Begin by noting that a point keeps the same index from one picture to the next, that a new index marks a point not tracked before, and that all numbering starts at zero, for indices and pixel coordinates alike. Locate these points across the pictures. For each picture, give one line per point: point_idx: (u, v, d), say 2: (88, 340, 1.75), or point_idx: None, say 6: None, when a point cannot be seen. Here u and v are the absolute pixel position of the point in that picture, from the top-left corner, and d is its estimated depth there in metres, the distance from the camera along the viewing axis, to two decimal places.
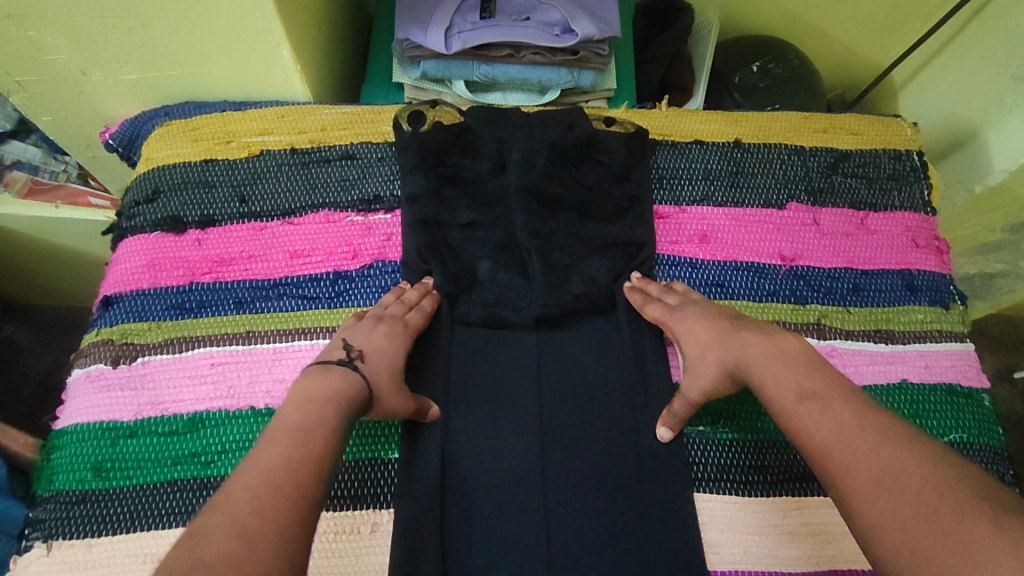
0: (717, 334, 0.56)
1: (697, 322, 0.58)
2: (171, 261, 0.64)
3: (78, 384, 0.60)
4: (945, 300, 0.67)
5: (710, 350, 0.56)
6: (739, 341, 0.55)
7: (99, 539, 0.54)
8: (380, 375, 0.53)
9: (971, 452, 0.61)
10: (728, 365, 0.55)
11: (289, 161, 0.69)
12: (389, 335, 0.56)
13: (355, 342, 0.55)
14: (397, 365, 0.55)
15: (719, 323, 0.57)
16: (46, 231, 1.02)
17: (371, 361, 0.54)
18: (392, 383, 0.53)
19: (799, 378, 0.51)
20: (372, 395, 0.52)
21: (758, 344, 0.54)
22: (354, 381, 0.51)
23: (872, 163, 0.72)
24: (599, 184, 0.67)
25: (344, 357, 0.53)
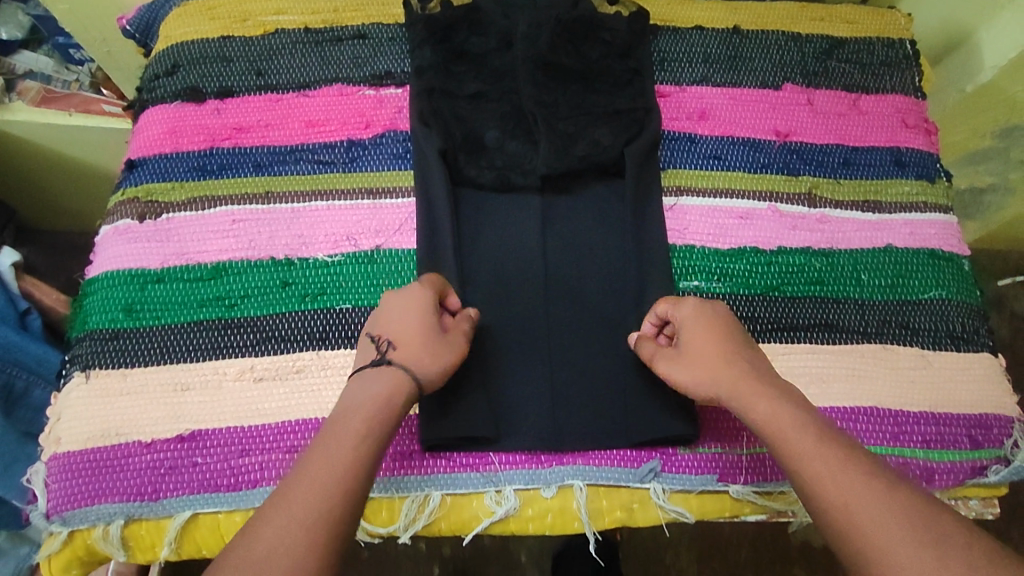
0: (724, 349, 0.52)
1: (700, 328, 0.54)
2: (192, 128, 0.67)
3: (107, 238, 0.63)
4: (932, 175, 0.70)
5: (705, 360, 0.52)
6: (745, 367, 0.51)
7: (132, 370, 0.58)
8: (417, 349, 0.51)
9: (949, 307, 0.64)
10: (722, 381, 0.51)
11: (302, 39, 0.71)
12: (409, 303, 0.53)
13: (380, 326, 0.53)
14: (429, 326, 0.52)
15: (728, 341, 0.53)
16: (61, 159, 1.05)
17: (404, 342, 0.51)
18: (430, 349, 0.52)
19: (796, 410, 0.48)
20: (419, 376, 0.50)
21: (762, 379, 0.50)
22: (387, 377, 0.49)
23: (865, 50, 0.75)
24: (603, 60, 0.70)
25: (377, 351, 0.51)
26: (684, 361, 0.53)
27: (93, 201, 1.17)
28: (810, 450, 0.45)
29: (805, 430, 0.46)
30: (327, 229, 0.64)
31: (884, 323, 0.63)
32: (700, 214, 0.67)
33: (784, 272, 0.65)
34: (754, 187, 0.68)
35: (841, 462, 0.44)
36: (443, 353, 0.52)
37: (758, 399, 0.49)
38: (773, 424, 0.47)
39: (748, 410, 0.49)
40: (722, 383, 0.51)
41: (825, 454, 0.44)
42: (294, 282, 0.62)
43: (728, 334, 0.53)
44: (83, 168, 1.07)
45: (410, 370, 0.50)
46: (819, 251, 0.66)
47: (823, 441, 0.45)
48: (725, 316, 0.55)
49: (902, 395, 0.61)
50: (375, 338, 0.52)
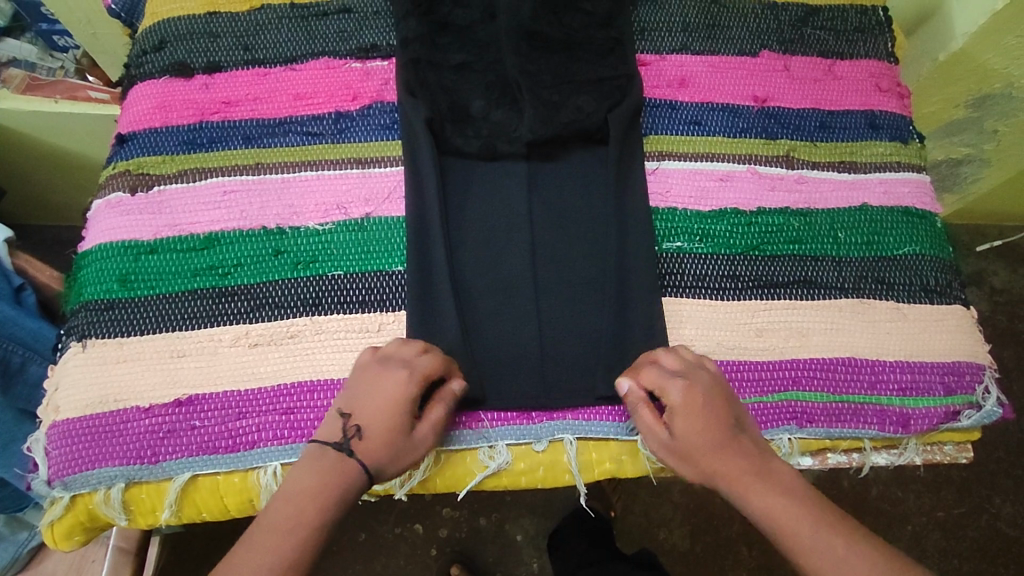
0: (717, 442, 0.51)
1: (695, 419, 0.51)
2: (181, 102, 0.68)
3: (99, 212, 0.64)
4: (905, 136, 0.72)
5: (699, 455, 0.51)
6: (738, 458, 0.50)
7: (128, 338, 0.59)
8: (383, 444, 0.50)
9: (922, 262, 0.66)
10: (717, 478, 0.50)
11: (288, 14, 0.72)
12: (390, 396, 0.51)
13: (353, 408, 0.52)
14: (401, 428, 0.51)
15: (721, 431, 0.51)
16: (47, 152, 1.04)
17: (370, 434, 0.50)
18: (392, 447, 0.51)
19: (793, 501, 0.48)
20: (375, 472, 0.50)
21: (755, 471, 0.50)
22: (349, 470, 0.49)
23: (840, 16, 0.77)
24: (585, 29, 0.71)
25: (342, 434, 0.50)
26: (679, 457, 0.52)
27: (81, 191, 1.17)
28: (812, 543, 0.46)
29: (803, 526, 0.47)
30: (318, 199, 0.65)
31: (861, 279, 0.65)
32: (682, 177, 0.68)
33: (763, 232, 0.66)
34: (733, 151, 0.69)
35: (842, 561, 0.45)
36: (408, 451, 0.52)
37: (754, 496, 0.49)
38: (777, 519, 0.48)
39: (746, 503, 0.49)
40: (716, 479, 0.50)
41: (824, 548, 0.45)
42: (286, 250, 0.63)
43: (718, 421, 0.51)
44: (70, 160, 1.07)
45: (367, 467, 0.49)
46: (797, 211, 0.68)
47: (821, 534, 0.46)
48: (716, 395, 0.53)
49: (880, 347, 0.63)
50: (345, 419, 0.51)
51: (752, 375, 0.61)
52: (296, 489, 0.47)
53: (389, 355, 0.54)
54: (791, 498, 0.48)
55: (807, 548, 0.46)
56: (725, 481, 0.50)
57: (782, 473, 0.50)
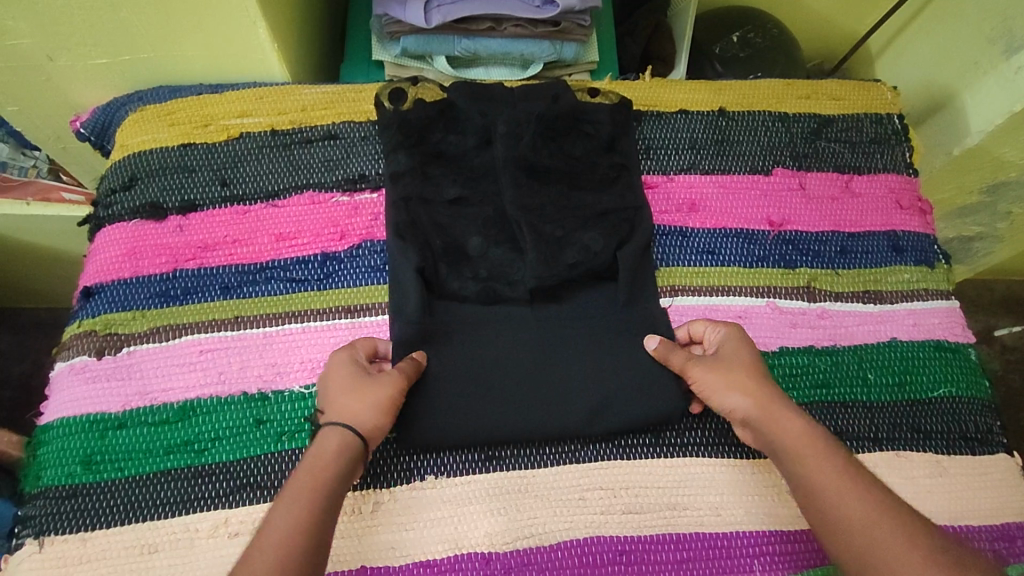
0: (754, 371, 0.56)
1: (752, 358, 0.57)
2: (154, 248, 0.63)
3: (62, 377, 0.58)
4: (931, 259, 0.68)
5: (749, 382, 0.55)
6: (781, 398, 0.55)
7: (92, 533, 0.53)
8: (355, 409, 0.52)
9: (959, 405, 0.62)
10: (749, 399, 0.55)
11: (269, 142, 0.67)
12: (336, 372, 0.54)
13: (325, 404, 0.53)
14: (351, 381, 0.53)
15: (761, 365, 0.57)
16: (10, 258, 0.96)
17: (329, 407, 0.53)
18: (366, 398, 0.52)
19: (816, 438, 0.52)
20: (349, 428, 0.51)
21: (784, 405, 0.54)
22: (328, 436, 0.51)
23: (854, 127, 0.73)
24: (587, 155, 0.67)
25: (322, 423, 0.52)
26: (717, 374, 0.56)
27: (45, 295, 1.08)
28: (827, 472, 0.50)
29: (821, 457, 0.51)
30: (304, 355, 0.59)
31: (896, 428, 0.60)
32: (698, 315, 0.63)
33: (789, 375, 0.61)
34: (750, 284, 0.65)
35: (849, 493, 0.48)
36: (381, 401, 0.53)
37: (781, 421, 0.53)
38: (801, 448, 0.52)
39: (779, 429, 0.53)
40: (753, 401, 0.54)
41: (832, 474, 0.49)
42: (269, 418, 0.57)
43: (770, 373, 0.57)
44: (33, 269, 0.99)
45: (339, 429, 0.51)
46: (822, 349, 0.63)
47: (836, 468, 0.50)
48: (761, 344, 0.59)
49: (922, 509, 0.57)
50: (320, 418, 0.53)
51: (782, 549, 0.56)
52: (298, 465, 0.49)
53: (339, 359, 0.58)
54: (818, 437, 0.52)
55: (827, 472, 0.50)
56: (766, 407, 0.54)
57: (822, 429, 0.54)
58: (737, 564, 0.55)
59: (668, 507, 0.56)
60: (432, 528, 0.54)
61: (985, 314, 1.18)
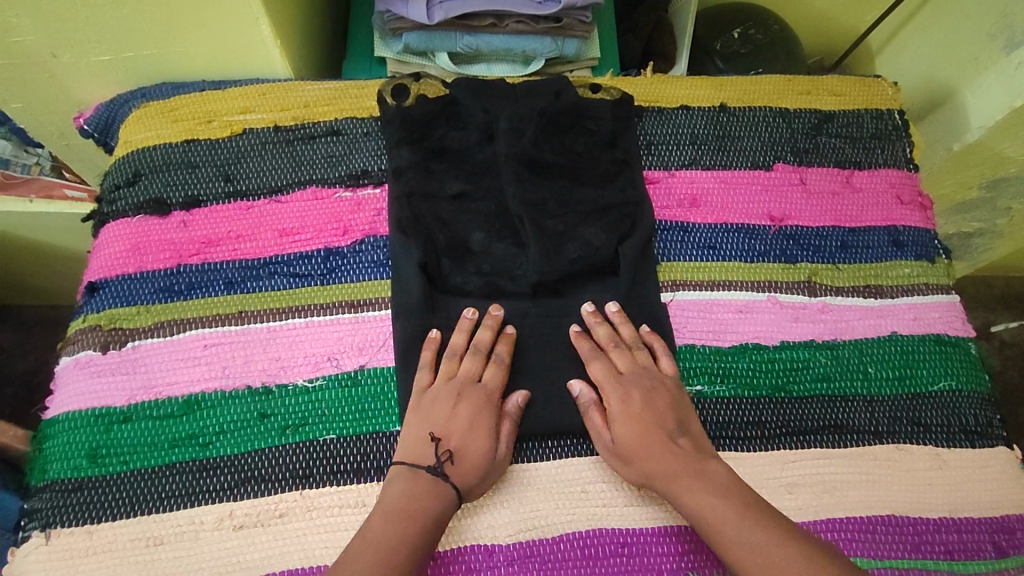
0: (649, 441, 0.55)
1: (633, 422, 0.56)
2: (158, 244, 0.63)
3: (67, 371, 0.59)
4: (931, 254, 0.68)
5: (631, 455, 0.55)
6: (670, 460, 0.54)
7: (98, 525, 0.53)
8: (473, 462, 0.54)
9: (958, 398, 0.62)
10: (652, 475, 0.54)
11: (272, 138, 0.67)
12: (472, 422, 0.56)
13: (442, 431, 0.55)
14: (486, 451, 0.55)
15: (655, 426, 0.56)
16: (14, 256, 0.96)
17: (461, 459, 0.54)
18: (484, 473, 0.54)
19: (720, 500, 0.52)
20: (466, 492, 0.53)
21: (687, 471, 0.54)
22: (442, 491, 0.52)
23: (854, 123, 0.73)
24: (588, 151, 0.68)
25: (434, 456, 0.54)
26: (618, 455, 0.56)
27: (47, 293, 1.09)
28: (741, 541, 0.50)
29: (727, 522, 0.51)
30: (308, 350, 0.60)
31: (896, 421, 0.61)
32: (700, 310, 0.63)
33: (789, 369, 0.62)
34: (751, 279, 0.65)
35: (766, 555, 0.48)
36: (498, 468, 0.55)
37: (684, 492, 0.53)
38: (705, 518, 0.51)
39: (672, 494, 0.53)
40: (642, 476, 0.55)
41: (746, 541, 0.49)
42: (273, 412, 0.57)
43: (658, 422, 0.56)
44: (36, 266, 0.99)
45: (461, 490, 0.53)
46: (823, 343, 0.63)
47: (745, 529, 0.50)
48: (649, 387, 0.58)
49: (921, 502, 0.58)
50: (435, 444, 0.55)
51: None
52: (394, 506, 0.51)
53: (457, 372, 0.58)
54: (719, 498, 0.52)
55: (721, 530, 0.51)
56: (655, 477, 0.54)
57: (716, 473, 0.54)
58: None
59: (669, 500, 0.57)
60: None
61: (983, 310, 1.18)
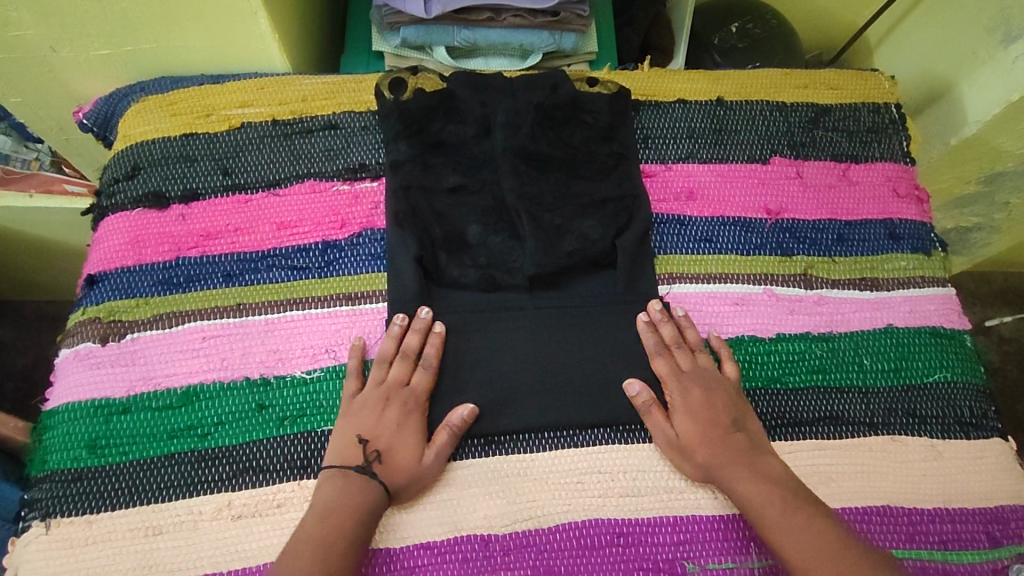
0: (710, 436, 0.56)
1: (694, 417, 0.57)
2: (157, 236, 0.63)
3: (67, 363, 0.59)
4: (927, 247, 0.68)
5: (687, 450, 0.56)
6: (728, 453, 0.55)
7: (98, 515, 0.54)
8: (402, 466, 0.54)
9: (954, 390, 0.62)
10: (710, 469, 0.55)
11: (270, 132, 0.68)
12: (400, 425, 0.56)
13: (370, 433, 0.55)
14: (414, 454, 0.55)
15: (717, 423, 0.57)
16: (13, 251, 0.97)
17: (389, 460, 0.54)
18: (414, 475, 0.54)
19: (775, 492, 0.53)
20: (392, 494, 0.54)
21: (743, 464, 0.55)
22: (371, 489, 0.53)
23: (851, 116, 0.73)
24: (585, 145, 0.68)
25: (362, 458, 0.54)
26: (678, 449, 0.57)
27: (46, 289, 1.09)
28: (793, 531, 0.51)
29: (779, 512, 0.52)
30: (305, 342, 0.60)
31: (891, 413, 0.61)
32: (696, 303, 0.64)
33: (786, 361, 0.62)
34: (747, 272, 0.65)
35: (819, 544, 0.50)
36: (429, 472, 0.55)
37: (738, 484, 0.54)
38: (759, 507, 0.53)
39: (729, 488, 0.54)
40: (698, 470, 0.56)
41: (800, 529, 0.51)
42: (271, 404, 0.58)
43: (715, 419, 0.57)
44: (36, 261, 1.00)
45: (388, 490, 0.53)
46: (819, 336, 0.63)
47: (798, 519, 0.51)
48: (711, 385, 0.59)
49: (915, 493, 0.58)
50: (365, 446, 0.55)
51: None
52: (324, 504, 0.52)
53: (385, 376, 0.58)
54: (774, 489, 0.53)
55: (771, 522, 0.52)
56: (712, 470, 0.55)
57: (771, 468, 0.55)
58: (734, 546, 0.55)
59: (666, 491, 0.57)
60: (433, 511, 0.55)
61: (981, 305, 1.18)
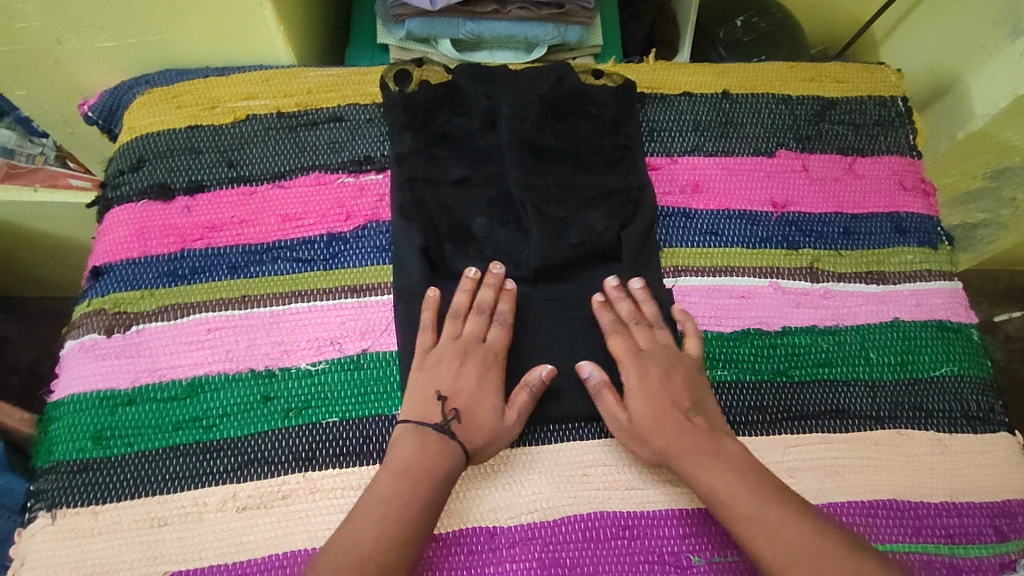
0: (667, 421, 0.55)
1: (649, 401, 0.56)
2: (161, 228, 0.63)
3: (72, 355, 0.59)
4: (934, 240, 0.68)
5: (645, 433, 0.55)
6: (686, 438, 0.55)
7: (104, 506, 0.54)
8: (482, 423, 0.55)
9: (961, 383, 0.62)
10: (666, 454, 0.55)
11: (275, 124, 0.67)
12: (480, 381, 0.57)
13: (449, 390, 0.56)
14: (495, 411, 0.56)
15: (673, 406, 0.56)
16: (18, 246, 0.97)
17: (468, 418, 0.55)
18: (495, 432, 0.55)
19: (733, 476, 0.53)
20: (473, 450, 0.54)
21: (702, 449, 0.54)
22: (451, 447, 0.53)
23: (858, 110, 0.73)
24: (591, 137, 0.68)
25: (443, 415, 0.55)
26: (633, 435, 0.56)
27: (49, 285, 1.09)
28: (754, 517, 0.50)
29: (741, 498, 0.51)
30: (310, 334, 0.60)
31: (897, 406, 0.61)
32: (702, 296, 0.64)
33: (791, 355, 0.62)
34: (753, 265, 0.65)
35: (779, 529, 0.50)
36: (506, 431, 0.55)
37: (696, 469, 0.53)
38: (717, 493, 0.52)
39: (688, 473, 0.54)
40: (655, 453, 0.55)
41: (762, 515, 0.50)
42: (276, 396, 0.58)
43: (670, 402, 0.56)
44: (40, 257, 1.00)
45: (468, 448, 0.54)
46: (824, 329, 0.63)
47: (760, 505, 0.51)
48: (665, 368, 0.58)
49: (921, 486, 0.58)
50: (444, 401, 0.55)
51: None
52: (404, 464, 0.52)
53: (464, 332, 0.58)
54: (733, 474, 0.53)
55: (737, 511, 0.51)
56: (669, 456, 0.55)
57: (730, 450, 0.54)
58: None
59: (668, 483, 0.57)
60: (443, 501, 0.55)
61: (988, 302, 1.18)
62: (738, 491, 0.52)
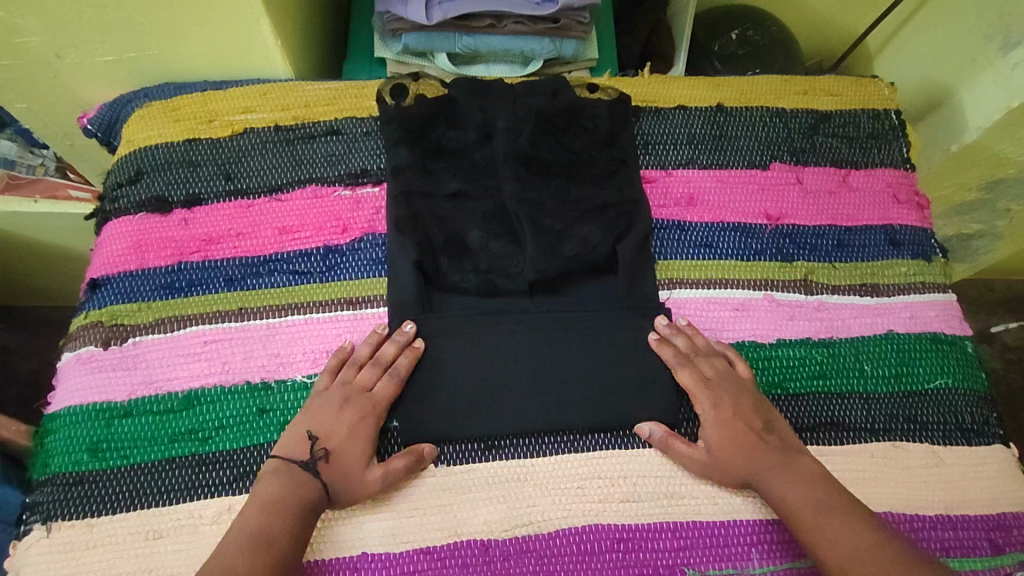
0: (742, 444, 0.56)
1: (722, 427, 0.57)
2: (159, 241, 0.64)
3: (69, 367, 0.59)
4: (928, 252, 0.69)
5: (722, 461, 0.56)
6: (762, 458, 0.56)
7: (99, 519, 0.54)
8: (346, 471, 0.54)
9: (955, 396, 0.62)
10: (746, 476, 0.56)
11: (273, 138, 0.68)
12: (354, 429, 0.55)
13: (321, 431, 0.55)
14: (363, 461, 0.54)
15: (748, 429, 0.57)
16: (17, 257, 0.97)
17: (337, 460, 0.54)
18: (357, 482, 0.54)
19: (808, 492, 0.53)
20: (332, 496, 0.53)
21: (778, 467, 0.55)
22: (311, 487, 0.52)
23: (851, 123, 0.73)
24: (586, 150, 0.68)
25: (309, 455, 0.54)
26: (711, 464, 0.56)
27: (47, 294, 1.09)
28: (830, 533, 0.51)
29: (814, 515, 0.52)
30: (306, 346, 0.60)
31: (892, 419, 0.61)
32: (696, 308, 0.64)
33: (787, 368, 0.62)
34: (748, 278, 0.65)
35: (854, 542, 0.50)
36: (365, 486, 0.54)
37: (774, 487, 0.54)
38: (796, 509, 0.53)
39: (767, 491, 0.55)
40: (735, 479, 0.56)
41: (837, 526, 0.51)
42: (271, 408, 0.58)
43: (744, 425, 0.57)
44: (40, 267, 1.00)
45: (327, 492, 0.53)
46: (819, 341, 0.63)
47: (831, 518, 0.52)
48: (735, 392, 0.58)
49: (915, 499, 0.58)
50: (314, 442, 0.55)
51: (778, 538, 0.56)
52: (269, 497, 0.51)
53: (353, 378, 0.57)
54: (808, 490, 0.54)
55: (810, 524, 0.52)
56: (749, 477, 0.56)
57: (806, 466, 0.55)
58: (746, 552, 0.55)
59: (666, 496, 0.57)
60: (433, 517, 0.55)
61: (984, 312, 1.18)
62: (814, 506, 0.53)
